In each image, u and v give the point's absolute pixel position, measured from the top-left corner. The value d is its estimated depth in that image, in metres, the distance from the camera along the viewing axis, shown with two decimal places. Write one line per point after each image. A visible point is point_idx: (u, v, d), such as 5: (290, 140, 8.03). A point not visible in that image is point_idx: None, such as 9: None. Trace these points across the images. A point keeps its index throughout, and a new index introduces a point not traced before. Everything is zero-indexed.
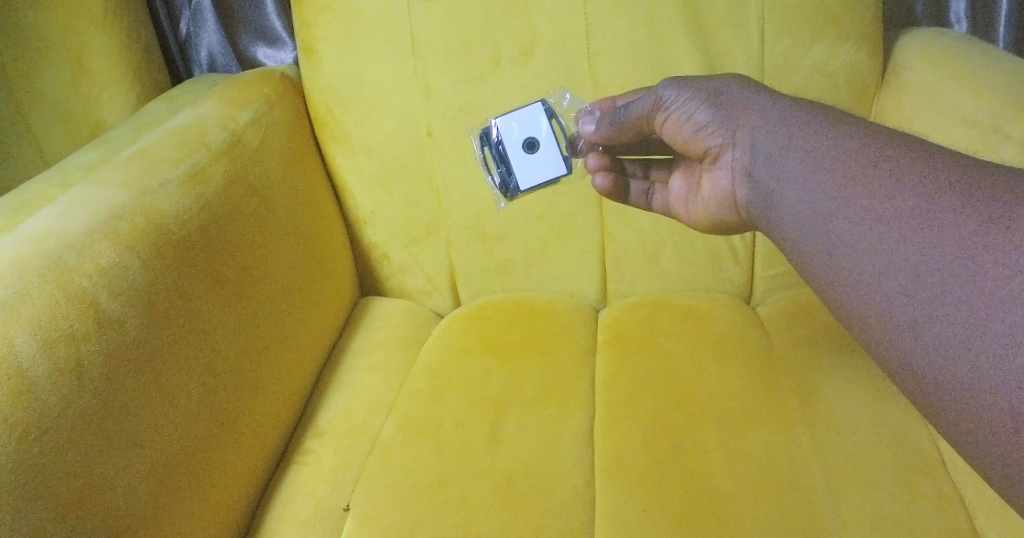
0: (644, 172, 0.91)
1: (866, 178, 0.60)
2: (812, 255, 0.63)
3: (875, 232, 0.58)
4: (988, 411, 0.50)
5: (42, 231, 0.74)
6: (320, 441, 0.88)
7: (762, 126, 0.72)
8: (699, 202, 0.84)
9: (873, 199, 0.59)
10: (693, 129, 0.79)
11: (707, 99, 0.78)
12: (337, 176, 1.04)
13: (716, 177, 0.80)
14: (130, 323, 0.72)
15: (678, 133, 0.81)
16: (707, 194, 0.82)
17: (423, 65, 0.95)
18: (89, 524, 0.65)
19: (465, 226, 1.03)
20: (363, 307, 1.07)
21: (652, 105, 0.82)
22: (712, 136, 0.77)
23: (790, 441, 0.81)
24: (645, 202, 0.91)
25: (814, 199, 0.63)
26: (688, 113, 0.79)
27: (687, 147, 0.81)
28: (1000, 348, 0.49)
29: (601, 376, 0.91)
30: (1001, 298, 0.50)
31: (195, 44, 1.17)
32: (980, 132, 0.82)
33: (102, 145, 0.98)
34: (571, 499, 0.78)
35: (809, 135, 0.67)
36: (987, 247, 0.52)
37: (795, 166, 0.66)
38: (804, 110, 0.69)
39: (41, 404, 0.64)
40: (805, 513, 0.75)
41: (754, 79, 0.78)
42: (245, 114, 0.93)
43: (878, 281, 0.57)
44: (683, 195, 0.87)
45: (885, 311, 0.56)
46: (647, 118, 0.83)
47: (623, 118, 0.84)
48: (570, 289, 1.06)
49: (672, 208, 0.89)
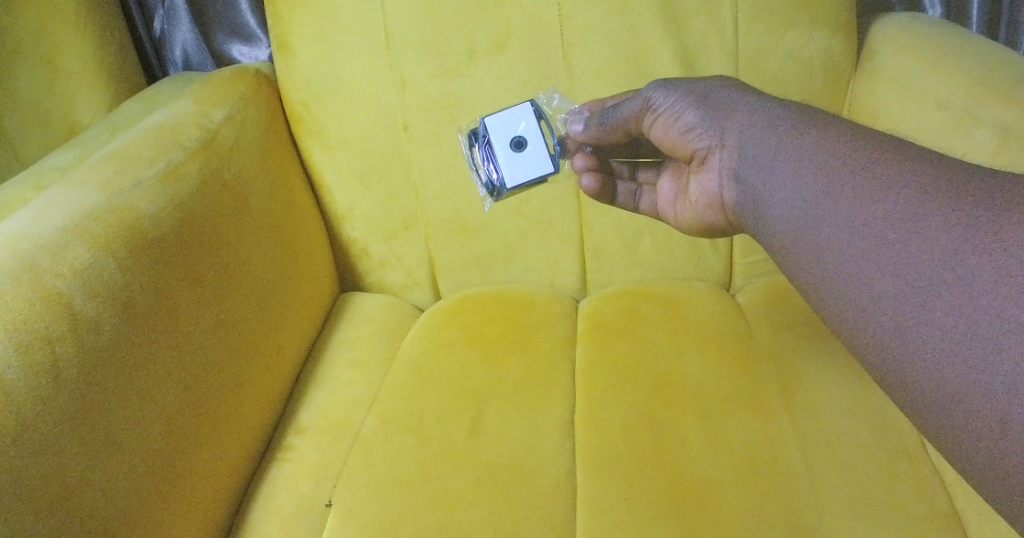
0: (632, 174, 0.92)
1: (855, 180, 0.60)
2: (801, 257, 0.63)
3: (864, 234, 0.58)
4: (976, 416, 0.50)
5: (14, 234, 0.73)
6: (301, 438, 0.88)
7: (750, 128, 0.71)
8: (687, 206, 0.85)
9: (862, 201, 0.59)
10: (681, 131, 0.78)
11: (695, 101, 0.78)
12: (314, 172, 1.03)
13: (705, 179, 0.79)
14: (106, 323, 0.72)
15: (666, 135, 0.81)
16: (696, 198, 0.82)
17: (398, 59, 0.95)
18: (68, 528, 0.65)
19: (443, 219, 1.03)
20: (343, 302, 1.07)
21: (640, 107, 0.82)
22: (700, 138, 0.77)
23: (771, 425, 0.82)
24: (633, 203, 0.92)
25: (803, 202, 0.63)
26: (676, 115, 0.79)
27: (675, 148, 0.81)
28: (988, 353, 0.50)
29: (582, 366, 0.92)
30: (991, 302, 0.50)
31: (169, 42, 1.16)
32: (953, 115, 0.82)
33: (76, 146, 0.98)
34: (553, 489, 0.79)
35: (797, 137, 0.67)
36: (976, 251, 0.52)
37: (782, 169, 0.66)
38: (791, 113, 0.69)
39: (17, 407, 0.64)
40: (786, 497, 0.75)
41: (743, 82, 0.78)
42: (219, 111, 0.93)
43: (867, 284, 0.57)
44: (672, 198, 0.87)
45: (874, 313, 0.56)
46: (634, 120, 0.83)
47: (611, 119, 0.84)
48: (549, 280, 1.06)
49: (660, 209, 0.90)
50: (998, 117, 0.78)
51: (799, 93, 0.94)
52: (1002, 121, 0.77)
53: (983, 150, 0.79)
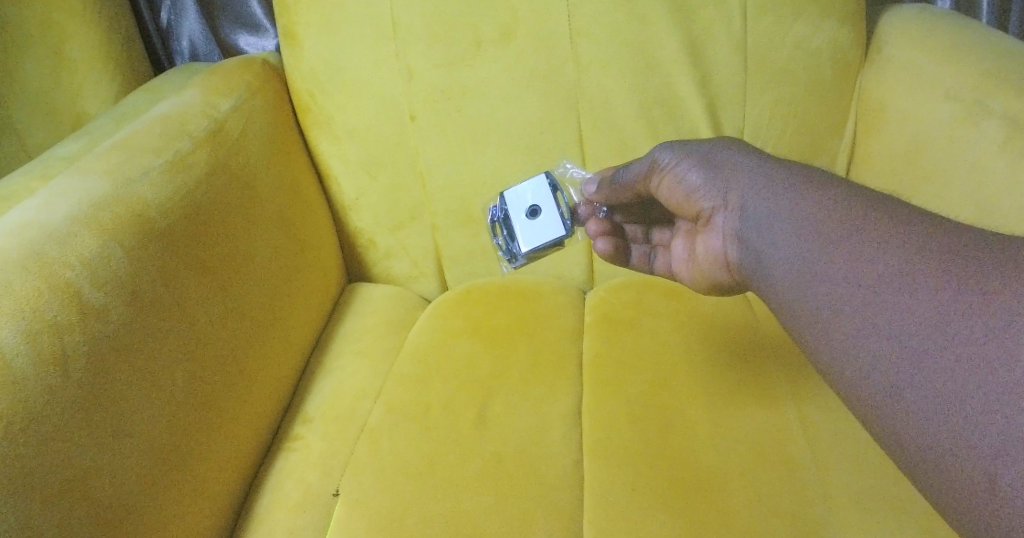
0: (645, 236, 0.91)
1: (849, 241, 0.60)
2: (797, 315, 0.62)
3: (858, 294, 0.58)
4: (965, 473, 0.50)
5: (23, 224, 0.73)
6: (308, 427, 0.89)
7: (750, 187, 0.71)
8: (696, 265, 0.82)
9: (856, 262, 0.59)
10: (686, 192, 0.78)
11: (699, 161, 0.78)
12: (321, 163, 1.03)
13: (710, 238, 0.78)
14: (114, 313, 0.72)
15: (672, 195, 0.80)
16: (703, 257, 0.80)
17: (405, 50, 0.95)
18: (76, 517, 0.65)
19: (449, 210, 1.03)
20: (350, 292, 1.07)
21: (648, 168, 0.82)
22: (705, 198, 0.77)
23: (777, 416, 0.82)
24: (648, 266, 0.90)
25: (799, 260, 0.63)
26: (681, 177, 0.79)
27: (682, 209, 0.80)
28: (976, 414, 0.50)
29: (589, 356, 0.92)
30: (980, 363, 0.50)
31: (176, 33, 1.15)
32: (962, 107, 0.82)
33: (83, 136, 0.98)
34: (559, 479, 0.79)
35: (794, 195, 0.67)
36: (966, 314, 0.52)
37: (779, 228, 0.66)
38: (789, 171, 0.70)
39: (25, 396, 0.64)
40: (793, 488, 0.75)
41: (746, 142, 0.78)
42: (227, 101, 0.93)
43: (859, 343, 0.57)
44: (683, 257, 0.85)
45: (867, 368, 0.56)
46: (642, 181, 0.83)
47: (621, 179, 0.85)
48: (557, 271, 1.06)
49: (673, 271, 0.87)
50: (1008, 109, 0.78)
51: (807, 83, 0.93)
52: (1013, 112, 0.77)
53: (993, 142, 0.79)
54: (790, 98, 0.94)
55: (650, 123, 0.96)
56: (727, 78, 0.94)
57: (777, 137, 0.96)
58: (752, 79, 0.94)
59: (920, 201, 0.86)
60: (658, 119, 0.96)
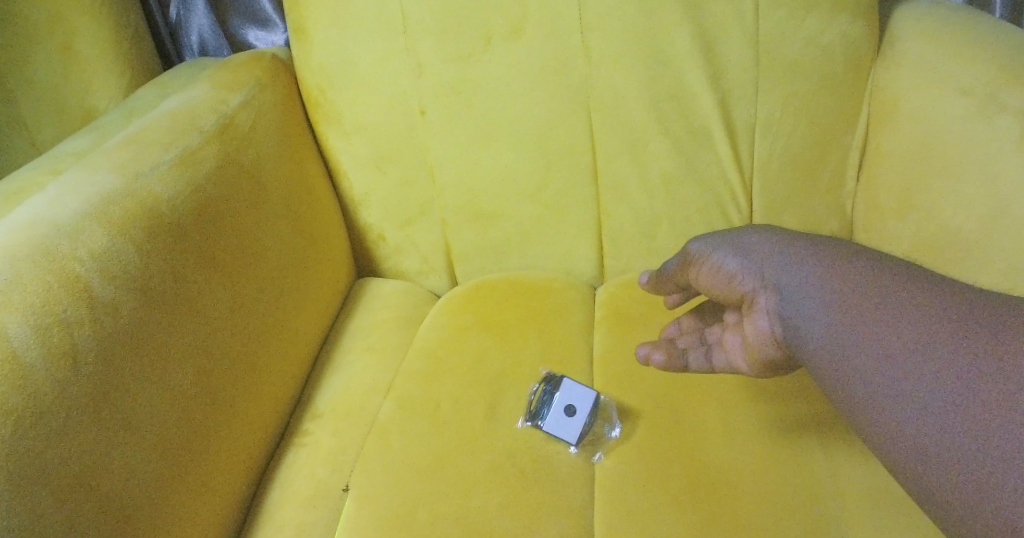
0: (700, 339, 0.82)
1: (879, 319, 0.64)
2: (834, 390, 0.66)
3: (891, 371, 0.62)
4: (987, 525, 0.55)
5: (33, 219, 0.73)
6: (318, 423, 0.88)
7: (781, 265, 0.71)
8: (748, 350, 0.74)
9: (900, 340, 0.63)
10: (724, 278, 0.75)
11: (732, 246, 0.76)
12: (331, 158, 1.03)
13: (754, 322, 0.72)
14: (124, 308, 0.72)
15: (710, 283, 0.77)
16: (751, 338, 0.73)
17: (415, 44, 0.94)
18: (85, 513, 0.65)
19: (459, 205, 1.02)
20: (360, 288, 1.07)
21: (684, 261, 0.81)
22: (742, 280, 0.73)
23: (790, 413, 0.81)
24: (708, 366, 0.79)
25: (836, 335, 0.66)
26: (717, 262, 0.76)
27: (724, 295, 0.76)
28: (1001, 471, 0.55)
29: (599, 353, 0.91)
30: (987, 418, 0.57)
31: (185, 28, 1.15)
32: (976, 103, 0.81)
33: (93, 131, 0.98)
34: (570, 476, 0.78)
35: (825, 266, 0.69)
36: (976, 376, 0.58)
37: (809, 304, 0.68)
38: (821, 244, 0.72)
39: (35, 391, 0.64)
40: (807, 485, 0.75)
41: (778, 227, 0.77)
42: (236, 96, 0.93)
43: (903, 419, 0.60)
44: (739, 345, 0.76)
45: (911, 447, 0.60)
46: (681, 270, 0.82)
47: (664, 272, 0.84)
48: (566, 267, 1.05)
49: (737, 362, 0.77)
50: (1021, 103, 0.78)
51: (820, 78, 0.92)
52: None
53: (1007, 135, 0.79)
54: (803, 92, 0.93)
55: (661, 118, 0.95)
56: (740, 71, 0.93)
57: (789, 132, 0.95)
58: (764, 73, 0.93)
59: (934, 196, 0.86)
60: (669, 113, 0.95)
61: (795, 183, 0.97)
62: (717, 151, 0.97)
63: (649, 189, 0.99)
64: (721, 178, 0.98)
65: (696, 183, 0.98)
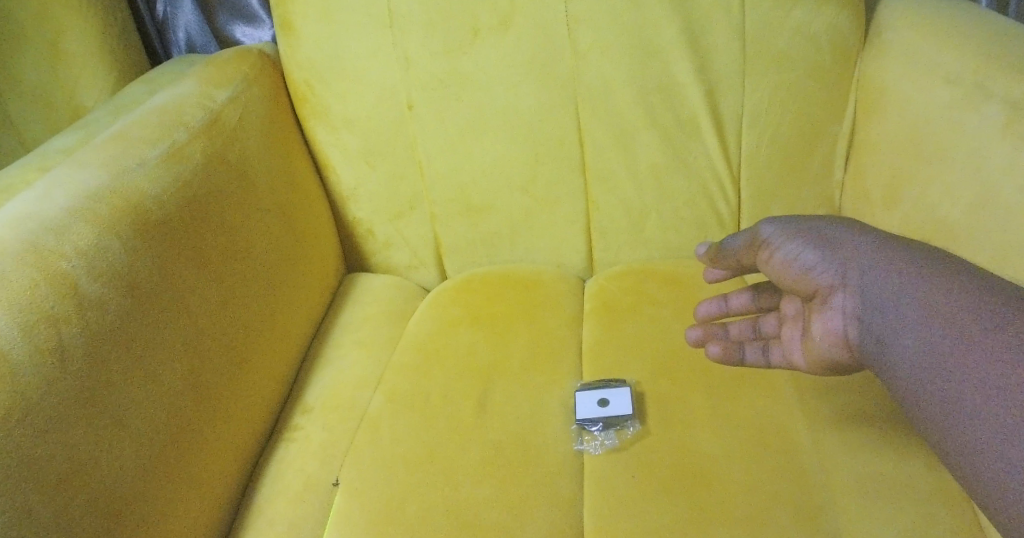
0: (755, 331, 0.85)
1: (974, 340, 0.62)
2: (924, 409, 0.64)
3: (984, 394, 0.61)
4: None
5: (20, 216, 0.73)
6: (308, 418, 0.88)
7: (869, 265, 0.70)
8: (811, 349, 0.77)
9: (994, 362, 0.61)
10: (800, 270, 0.75)
11: (810, 238, 0.76)
12: (319, 153, 1.03)
13: (827, 321, 0.74)
14: (112, 304, 0.72)
15: (783, 272, 0.77)
16: (819, 337, 0.75)
17: (402, 38, 0.94)
18: (75, 509, 0.65)
19: (448, 199, 1.02)
20: (350, 283, 1.07)
21: (752, 241, 0.80)
22: (822, 276, 0.74)
23: (777, 402, 0.82)
24: (765, 361, 0.83)
25: (926, 353, 0.64)
26: (793, 254, 0.76)
27: (795, 287, 0.77)
28: None
29: (589, 344, 0.91)
30: None
31: (171, 25, 1.14)
32: (963, 92, 0.81)
33: (80, 129, 0.97)
34: (559, 467, 0.78)
35: (915, 279, 0.68)
36: None
37: (902, 315, 0.67)
38: (909, 250, 0.70)
39: (22, 388, 0.64)
40: (796, 473, 0.75)
41: (858, 220, 0.76)
42: (223, 92, 0.93)
43: (996, 446, 0.59)
44: (801, 342, 0.78)
45: (1004, 478, 0.58)
46: (749, 251, 0.81)
47: (727, 249, 0.84)
48: (556, 259, 1.05)
49: (794, 359, 0.80)
50: (1010, 93, 0.77)
51: (807, 68, 0.92)
52: (1015, 97, 0.76)
53: (993, 126, 0.78)
54: (790, 83, 0.93)
55: (650, 110, 0.95)
56: (727, 63, 0.93)
57: (777, 122, 0.95)
58: (751, 64, 0.93)
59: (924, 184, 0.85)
60: (657, 105, 0.95)
61: (783, 174, 0.97)
62: (705, 142, 0.97)
63: (638, 180, 0.99)
64: (709, 169, 0.98)
65: (684, 175, 0.98)
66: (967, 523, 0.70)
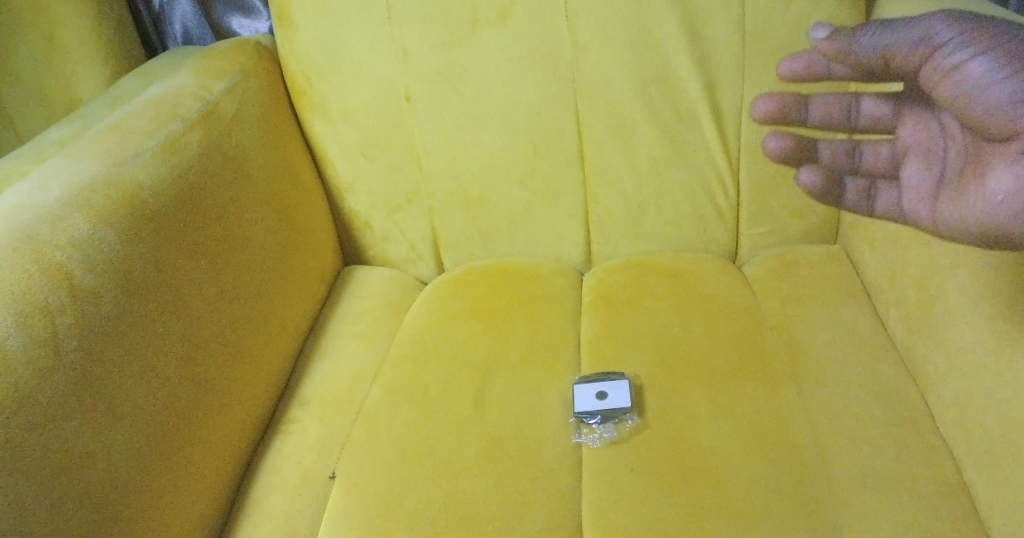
0: (869, 186, 0.84)
1: None
2: None
3: None
4: None
5: (14, 206, 0.72)
6: (305, 410, 0.88)
7: None
8: (961, 216, 0.73)
9: None
10: (981, 111, 0.69)
11: (990, 50, 0.69)
12: (316, 145, 1.03)
13: (1000, 177, 0.69)
14: (107, 295, 0.71)
15: (948, 89, 0.71)
16: (983, 210, 0.70)
17: (399, 30, 0.94)
18: (69, 501, 0.64)
19: (446, 192, 1.02)
20: (347, 276, 1.07)
21: (921, 39, 0.72)
22: (1002, 118, 0.68)
23: (777, 395, 0.81)
24: (866, 203, 0.84)
25: None
26: (982, 67, 0.69)
27: (964, 113, 0.71)
28: None
29: (587, 337, 0.91)
30: None
31: (168, 17, 1.14)
32: None
33: (76, 120, 0.97)
34: (558, 460, 0.78)
35: None
36: None
37: None
38: None
39: (16, 379, 0.63)
40: (795, 467, 0.75)
41: None
42: (220, 83, 0.92)
43: None
44: (931, 202, 0.77)
45: None
46: (910, 50, 0.73)
47: (876, 41, 0.74)
48: (555, 253, 1.05)
49: (905, 203, 0.80)
50: None
51: None
52: None
53: None
54: None
55: (649, 102, 0.95)
56: (726, 56, 0.93)
57: None
58: (750, 57, 0.92)
59: None
60: (657, 98, 0.95)
61: (782, 167, 0.97)
62: (704, 135, 0.96)
63: (637, 173, 0.98)
64: (708, 163, 0.98)
65: (684, 168, 0.98)
66: (967, 517, 0.70)
